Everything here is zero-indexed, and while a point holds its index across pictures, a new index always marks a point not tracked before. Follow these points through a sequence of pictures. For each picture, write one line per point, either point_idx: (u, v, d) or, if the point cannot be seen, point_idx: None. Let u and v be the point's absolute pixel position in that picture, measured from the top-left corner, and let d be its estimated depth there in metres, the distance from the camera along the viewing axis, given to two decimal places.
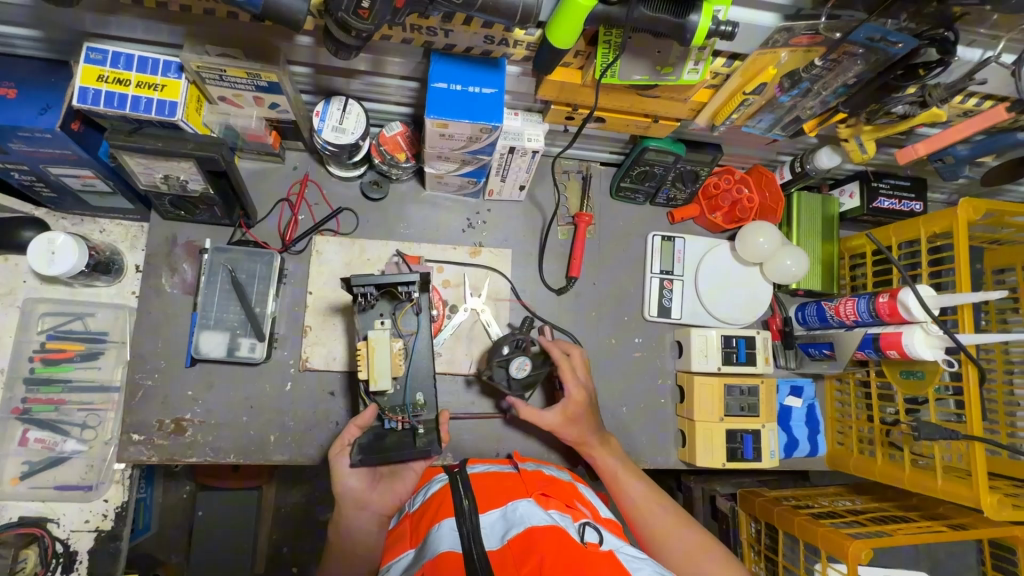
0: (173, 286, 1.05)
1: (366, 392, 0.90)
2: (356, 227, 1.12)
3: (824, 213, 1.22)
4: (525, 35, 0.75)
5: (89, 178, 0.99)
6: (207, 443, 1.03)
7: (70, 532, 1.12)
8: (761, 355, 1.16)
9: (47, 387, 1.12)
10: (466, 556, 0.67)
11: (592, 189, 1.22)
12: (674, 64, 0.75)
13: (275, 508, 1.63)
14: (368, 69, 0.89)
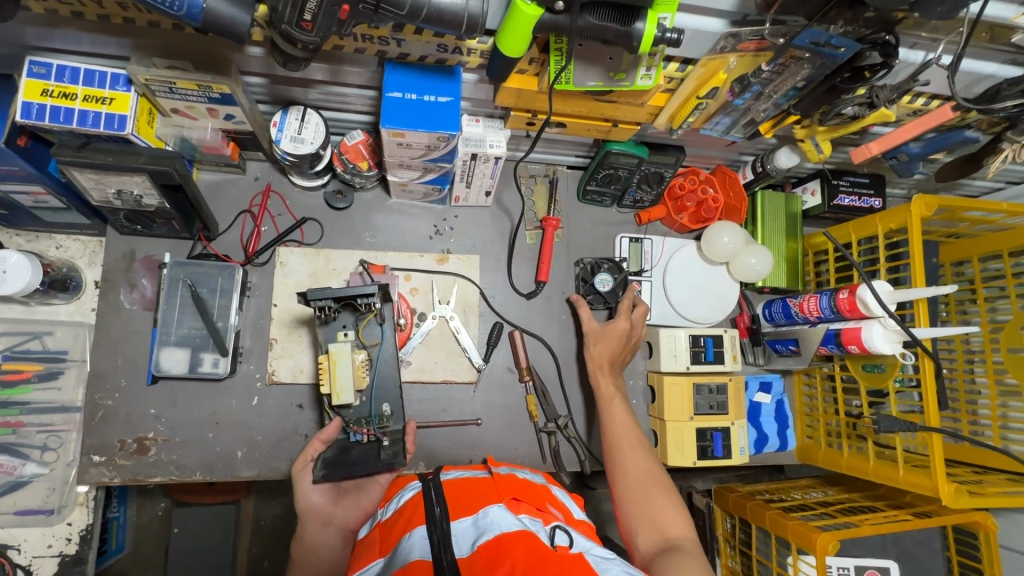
0: (133, 303, 1.03)
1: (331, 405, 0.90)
2: (321, 237, 1.11)
3: (787, 212, 1.24)
4: (478, 43, 0.75)
5: (41, 194, 0.97)
6: (171, 461, 1.00)
7: (32, 558, 1.09)
8: (729, 354, 1.17)
9: (3, 410, 1.08)
10: (436, 564, 0.67)
11: (559, 192, 1.23)
12: (627, 70, 0.75)
13: (254, 521, 1.61)
14: (325, 79, 0.89)
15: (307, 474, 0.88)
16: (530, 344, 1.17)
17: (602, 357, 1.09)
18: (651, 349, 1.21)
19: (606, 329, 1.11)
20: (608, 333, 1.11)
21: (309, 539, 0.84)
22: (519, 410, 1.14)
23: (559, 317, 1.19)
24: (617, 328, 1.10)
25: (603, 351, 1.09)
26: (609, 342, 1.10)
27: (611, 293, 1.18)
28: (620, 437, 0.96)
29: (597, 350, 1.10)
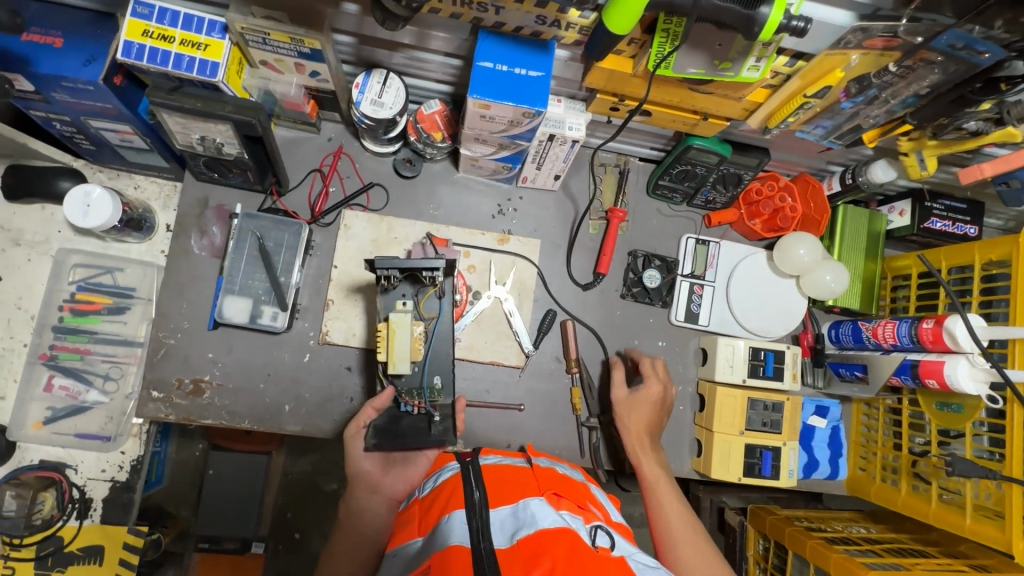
0: (202, 248, 1.05)
1: (384, 372, 0.89)
2: (386, 204, 1.11)
3: (869, 230, 1.17)
4: (580, 17, 0.72)
5: (128, 133, 1.00)
6: (223, 406, 1.03)
7: (86, 480, 1.13)
8: (789, 372, 1.12)
9: (74, 336, 1.15)
10: (473, 553, 0.65)
11: (629, 185, 1.19)
12: (734, 59, 0.71)
13: (283, 474, 1.70)
14: (412, 43, 0.87)
15: (355, 444, 0.89)
16: (581, 336, 1.14)
17: (639, 428, 1.01)
18: (704, 356, 1.16)
19: (634, 395, 1.04)
20: (638, 399, 1.03)
21: (356, 509, 0.86)
22: (563, 401, 1.12)
23: (613, 312, 1.16)
24: (648, 396, 1.03)
25: (637, 422, 1.02)
26: (641, 409, 1.03)
27: (656, 291, 1.16)
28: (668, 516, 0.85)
29: (632, 419, 1.02)
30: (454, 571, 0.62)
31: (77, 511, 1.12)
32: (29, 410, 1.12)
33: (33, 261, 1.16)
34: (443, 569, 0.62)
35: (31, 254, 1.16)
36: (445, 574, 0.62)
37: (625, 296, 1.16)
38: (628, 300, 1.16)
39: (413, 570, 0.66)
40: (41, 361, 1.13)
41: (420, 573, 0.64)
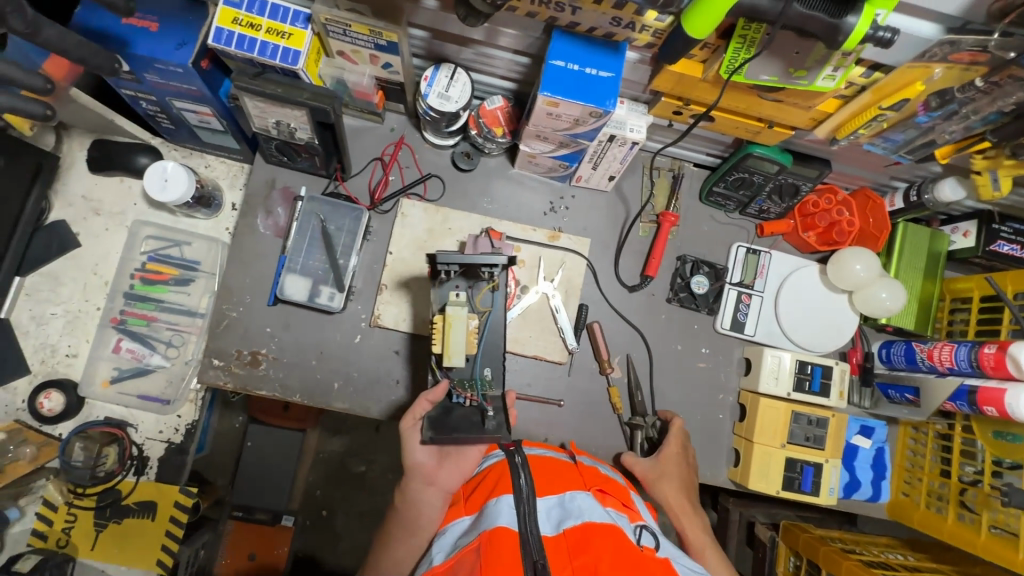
0: (267, 227, 1.10)
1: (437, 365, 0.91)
2: (442, 194, 1.14)
3: (930, 249, 1.14)
4: (656, 20, 0.73)
5: (206, 115, 1.06)
6: (276, 379, 1.07)
7: (145, 439, 1.20)
8: (836, 389, 1.10)
9: (142, 303, 1.22)
10: (522, 539, 0.67)
11: (682, 190, 1.19)
12: (810, 68, 0.71)
13: (315, 452, 1.76)
14: (483, 39, 0.90)
15: (409, 439, 0.90)
16: (625, 337, 1.15)
17: (676, 498, 0.97)
18: (748, 366, 1.15)
19: (659, 464, 1.01)
20: (665, 468, 1.01)
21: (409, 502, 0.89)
22: (602, 400, 1.13)
23: (658, 315, 1.16)
24: (675, 462, 1.02)
25: (670, 492, 0.98)
26: (670, 479, 1.00)
27: (704, 297, 1.16)
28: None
29: (666, 489, 0.99)
30: (502, 551, 0.64)
31: (134, 468, 1.18)
32: (98, 370, 1.20)
33: (110, 230, 1.24)
34: (493, 550, 0.65)
35: (109, 224, 1.24)
36: (494, 557, 0.64)
37: (670, 300, 1.16)
38: (674, 304, 1.16)
39: (462, 546, 0.69)
40: (112, 325, 1.20)
41: (469, 550, 0.67)
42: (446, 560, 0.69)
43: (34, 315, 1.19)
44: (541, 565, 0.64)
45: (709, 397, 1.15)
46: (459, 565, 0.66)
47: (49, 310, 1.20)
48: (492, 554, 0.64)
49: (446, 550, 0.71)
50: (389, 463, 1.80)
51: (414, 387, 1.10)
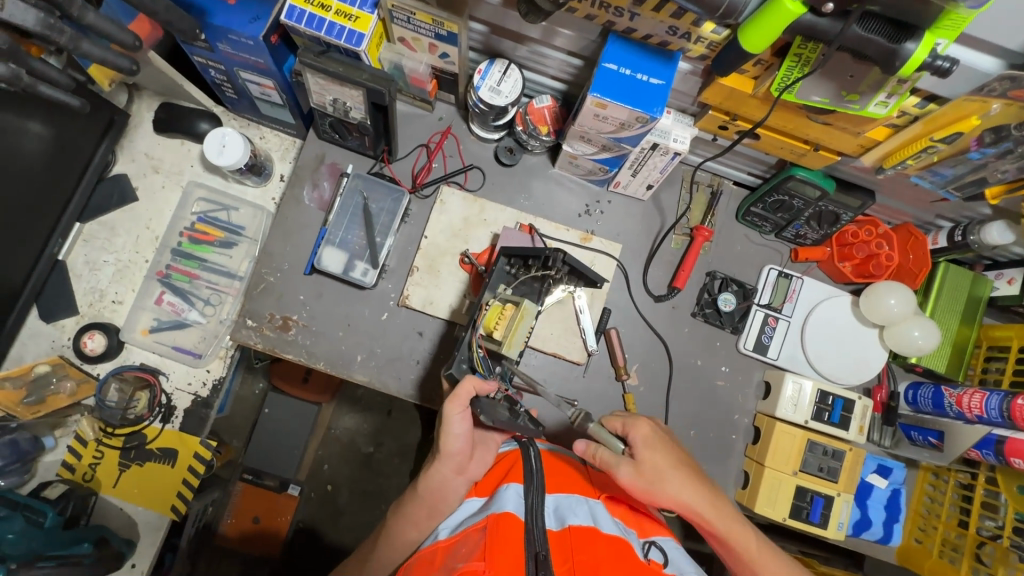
0: (311, 199, 1.15)
1: (479, 347, 0.88)
2: (482, 185, 1.17)
3: (971, 293, 1.11)
4: (713, 32, 0.74)
5: (269, 88, 1.11)
6: (304, 345, 1.11)
7: (174, 389, 1.25)
8: (857, 423, 1.08)
9: (187, 261, 1.28)
10: (528, 529, 0.68)
11: (719, 207, 1.19)
12: (862, 92, 0.71)
13: (328, 427, 1.80)
14: (539, 37, 0.93)
15: (454, 424, 0.80)
16: (646, 346, 1.15)
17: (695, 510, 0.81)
18: (767, 389, 1.14)
19: (642, 470, 0.81)
20: (649, 473, 0.80)
21: (433, 482, 0.81)
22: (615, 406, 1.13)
23: (681, 328, 1.16)
24: (657, 469, 0.81)
25: (678, 499, 0.80)
26: (667, 483, 0.80)
27: (730, 315, 1.15)
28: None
29: (669, 498, 0.80)
30: (506, 535, 0.66)
31: (161, 415, 1.24)
32: (140, 318, 1.26)
33: (166, 189, 1.31)
34: (499, 532, 0.66)
35: (166, 183, 1.31)
36: (500, 540, 0.66)
37: (696, 315, 1.16)
38: (699, 319, 1.16)
39: (468, 525, 0.71)
40: (157, 278, 1.27)
41: (475, 529, 0.69)
42: (451, 535, 0.71)
43: (88, 260, 1.27)
44: (543, 556, 0.65)
45: (724, 416, 1.14)
46: (464, 541, 0.68)
47: (103, 257, 1.27)
48: (497, 536, 0.66)
49: (453, 525, 0.74)
50: (397, 447, 1.83)
51: (433, 369, 1.12)
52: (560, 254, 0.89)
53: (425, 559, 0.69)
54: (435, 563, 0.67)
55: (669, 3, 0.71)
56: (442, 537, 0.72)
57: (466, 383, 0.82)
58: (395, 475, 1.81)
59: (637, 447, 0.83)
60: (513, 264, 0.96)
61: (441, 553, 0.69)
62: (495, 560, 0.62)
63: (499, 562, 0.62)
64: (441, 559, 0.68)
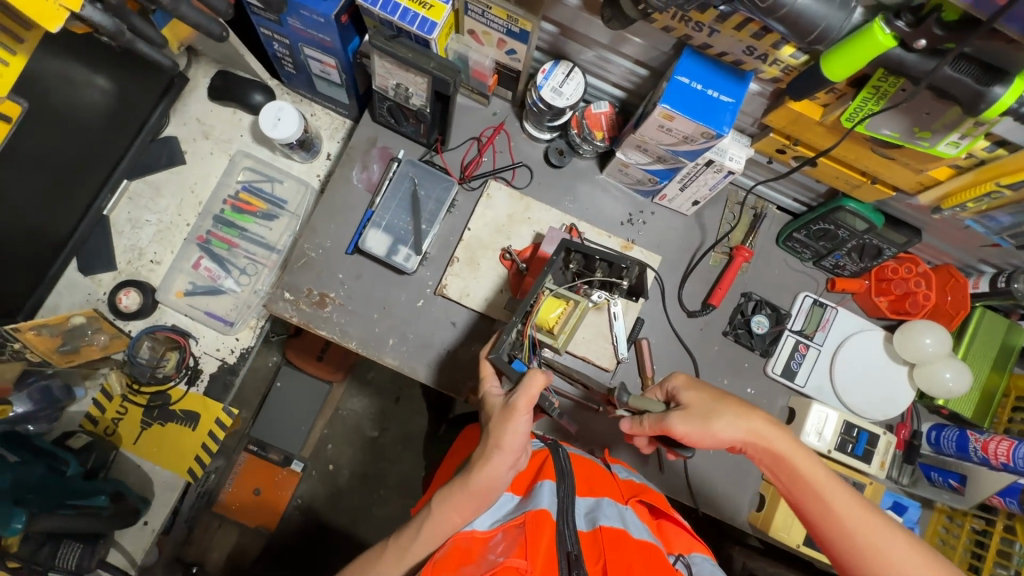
0: (360, 180, 1.16)
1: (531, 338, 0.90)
2: (529, 183, 1.18)
3: (1004, 340, 1.12)
4: (791, 56, 0.75)
5: (330, 66, 1.12)
6: (338, 323, 1.11)
7: (202, 353, 1.26)
8: (879, 458, 1.09)
9: (228, 229, 1.29)
10: (559, 528, 0.71)
11: (760, 229, 1.19)
12: (935, 131, 0.72)
13: (337, 407, 1.81)
14: (608, 43, 0.94)
15: (520, 420, 0.74)
16: (676, 360, 1.15)
17: (752, 443, 0.83)
18: (791, 415, 1.14)
19: (688, 412, 0.84)
20: (695, 415, 0.84)
21: (485, 472, 0.72)
22: None
23: (712, 345, 1.16)
24: (703, 406, 0.84)
25: (729, 435, 0.82)
26: (716, 419, 0.83)
27: (762, 337, 1.16)
28: (835, 516, 0.76)
29: (722, 432, 0.82)
30: (543, 534, 0.69)
31: (187, 377, 1.25)
32: (175, 280, 1.27)
33: (213, 155, 1.32)
34: (535, 533, 0.69)
35: (214, 149, 1.32)
36: (535, 540, 0.68)
37: (728, 334, 1.16)
38: (729, 338, 1.16)
39: (506, 522, 0.73)
40: (197, 242, 1.28)
41: (512, 526, 0.72)
42: (488, 529, 0.73)
43: (130, 218, 1.28)
44: (575, 556, 0.68)
45: None
46: (500, 538, 0.71)
47: (145, 216, 1.29)
48: (533, 535, 0.69)
49: (489, 519, 0.75)
50: (401, 434, 1.83)
51: (462, 360, 1.12)
52: (637, 269, 0.93)
53: (461, 546, 0.70)
54: (472, 556, 0.69)
55: (753, 22, 0.72)
56: (479, 529, 0.73)
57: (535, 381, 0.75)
58: (400, 462, 1.82)
59: (681, 396, 0.87)
60: (577, 262, 0.94)
61: (479, 545, 0.71)
62: (534, 559, 0.67)
63: (536, 559, 0.67)
64: (479, 552, 0.70)
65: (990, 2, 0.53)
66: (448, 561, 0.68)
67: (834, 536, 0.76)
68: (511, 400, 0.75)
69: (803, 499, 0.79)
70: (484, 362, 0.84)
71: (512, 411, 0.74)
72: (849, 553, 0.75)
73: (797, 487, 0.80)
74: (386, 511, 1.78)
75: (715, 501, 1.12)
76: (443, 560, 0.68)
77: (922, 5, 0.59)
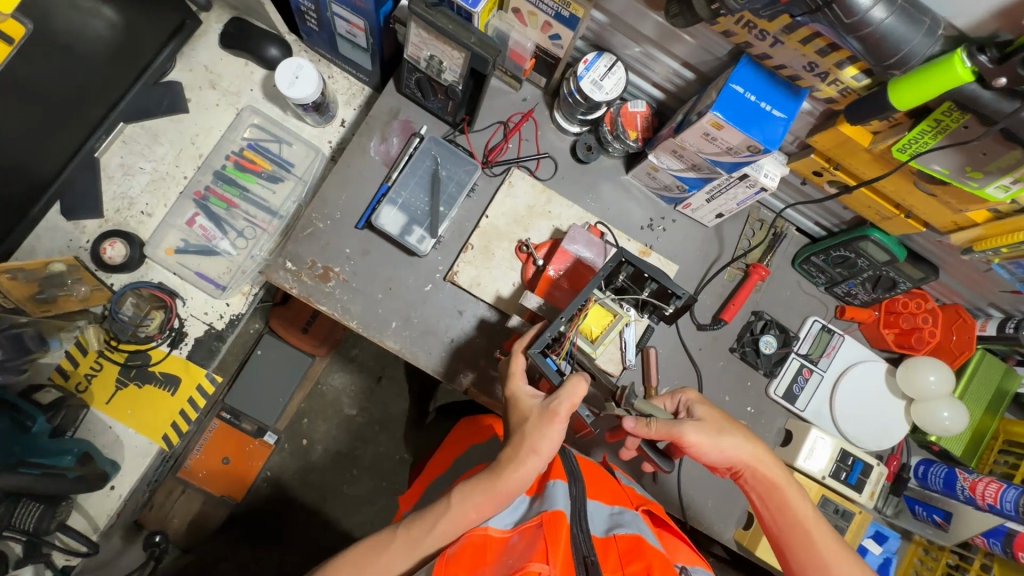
0: (377, 152, 1.10)
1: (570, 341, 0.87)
2: (553, 175, 1.14)
3: (1000, 385, 1.14)
4: (853, 78, 0.73)
5: (357, 28, 1.06)
6: (340, 300, 1.05)
7: (188, 316, 1.19)
8: (869, 488, 1.11)
9: (228, 186, 1.22)
10: (574, 530, 0.69)
11: (778, 249, 1.18)
12: (987, 172, 0.71)
13: (319, 383, 1.75)
14: (657, 40, 0.90)
15: (558, 427, 0.72)
16: (683, 372, 1.13)
17: (755, 468, 0.82)
18: (788, 438, 1.14)
19: (704, 426, 0.82)
20: (710, 430, 0.81)
21: (513, 472, 0.71)
22: None
23: (718, 360, 1.15)
24: (716, 421, 0.83)
25: (739, 455, 0.82)
26: (727, 439, 0.82)
27: (769, 358, 1.15)
28: (817, 551, 0.77)
29: (729, 454, 0.81)
30: (560, 534, 0.67)
31: (171, 339, 1.17)
32: (166, 236, 1.19)
33: (219, 107, 1.24)
34: (552, 534, 0.66)
35: (220, 101, 1.24)
36: (550, 542, 0.66)
37: (736, 351, 1.15)
38: (736, 355, 1.15)
39: (521, 524, 0.71)
40: (194, 197, 1.20)
41: (528, 527, 0.69)
42: (504, 529, 0.72)
43: (123, 163, 1.19)
44: (591, 560, 0.66)
45: None
46: (516, 539, 0.69)
47: (139, 163, 1.20)
48: (551, 536, 0.66)
49: (505, 519, 0.73)
50: (380, 415, 1.79)
51: (465, 350, 1.07)
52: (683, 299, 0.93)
53: (476, 543, 0.69)
54: (487, 556, 0.68)
55: (821, 38, 0.69)
56: (495, 527, 0.72)
57: (574, 387, 0.74)
58: (377, 444, 1.77)
59: (693, 409, 0.85)
60: (624, 275, 0.93)
61: (493, 545, 0.69)
62: (555, 561, 0.64)
63: (557, 562, 0.64)
64: (493, 552, 0.68)
65: None
66: (464, 559, 0.67)
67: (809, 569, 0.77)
68: (551, 404, 0.74)
69: (789, 530, 0.79)
70: (519, 356, 0.83)
71: (551, 416, 0.73)
72: None
73: (786, 517, 0.80)
74: (356, 492, 1.73)
75: (702, 516, 1.10)
76: (458, 558, 0.67)
77: (1010, 41, 0.57)
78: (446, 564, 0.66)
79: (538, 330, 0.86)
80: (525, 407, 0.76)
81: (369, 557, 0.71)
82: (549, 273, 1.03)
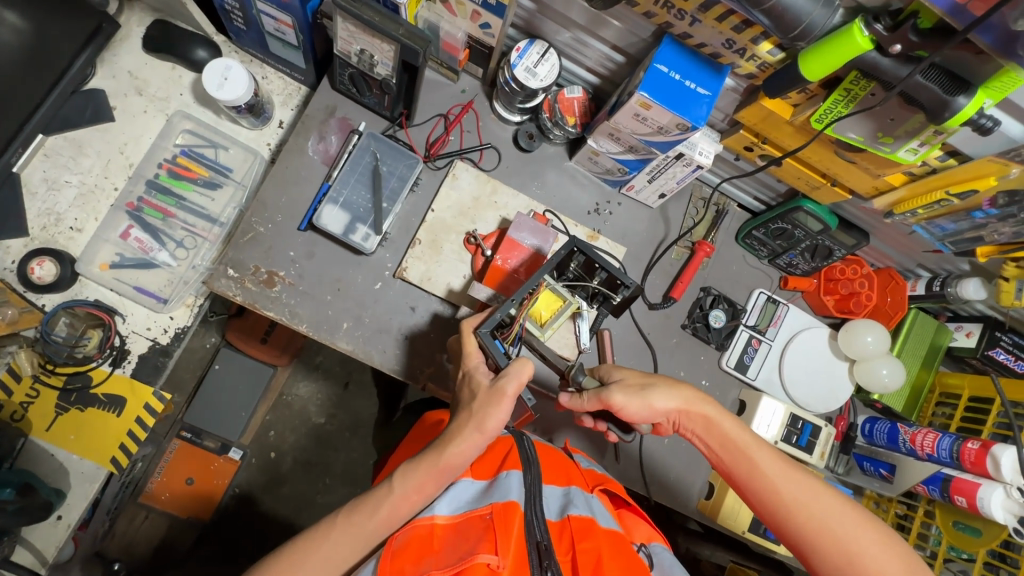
0: (316, 151, 1.08)
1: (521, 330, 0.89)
2: (496, 166, 1.14)
3: (933, 340, 1.20)
4: (768, 53, 0.75)
5: (285, 25, 1.03)
6: (288, 305, 1.03)
7: (130, 332, 1.14)
8: (819, 449, 1.15)
9: (163, 196, 1.17)
10: (526, 518, 0.70)
11: (721, 226, 1.21)
12: (896, 138, 0.74)
13: (281, 394, 1.70)
14: (585, 25, 0.91)
15: (506, 406, 0.73)
16: (637, 350, 1.15)
17: (688, 412, 0.83)
18: (741, 408, 1.17)
19: (625, 390, 0.82)
20: (631, 388, 0.82)
21: (457, 447, 0.72)
22: None
23: (672, 338, 1.17)
24: (639, 380, 0.83)
25: (670, 404, 0.82)
26: (648, 391, 0.81)
27: (719, 331, 1.18)
28: (761, 475, 0.76)
29: (659, 402, 0.81)
30: (511, 526, 0.67)
31: (112, 358, 1.12)
32: (99, 251, 1.14)
33: (147, 114, 1.19)
34: (503, 524, 0.67)
35: (148, 107, 1.19)
36: (502, 533, 0.66)
37: (688, 328, 1.18)
38: (688, 331, 1.18)
39: (468, 510, 0.71)
40: (127, 209, 1.15)
41: (478, 518, 0.69)
42: (450, 515, 0.71)
43: (47, 177, 1.14)
44: (545, 545, 0.68)
45: None
46: (465, 527, 0.69)
47: (64, 177, 1.14)
48: (502, 527, 0.67)
49: (452, 506, 0.73)
50: (349, 420, 1.76)
51: (420, 346, 1.07)
52: (632, 291, 0.94)
53: (421, 535, 0.69)
54: (433, 544, 0.68)
55: (735, 14, 0.71)
56: (440, 514, 0.71)
57: (519, 367, 0.76)
58: (346, 450, 1.74)
59: (613, 374, 0.87)
60: (576, 264, 0.94)
61: (440, 536, 0.69)
62: (505, 553, 0.65)
63: (507, 553, 0.65)
64: (439, 540, 0.68)
65: (967, 12, 0.55)
66: (410, 551, 0.67)
67: (763, 496, 0.76)
68: (499, 383, 0.75)
69: (733, 462, 0.79)
70: (470, 335, 0.84)
71: (499, 396, 0.74)
72: (775, 513, 0.75)
73: (727, 449, 0.80)
74: (330, 500, 1.70)
75: (666, 490, 1.12)
76: (405, 550, 0.67)
77: (901, 9, 0.61)
78: (392, 556, 0.67)
79: (489, 311, 0.86)
80: (476, 384, 0.78)
81: (313, 545, 0.70)
82: (499, 263, 1.01)
